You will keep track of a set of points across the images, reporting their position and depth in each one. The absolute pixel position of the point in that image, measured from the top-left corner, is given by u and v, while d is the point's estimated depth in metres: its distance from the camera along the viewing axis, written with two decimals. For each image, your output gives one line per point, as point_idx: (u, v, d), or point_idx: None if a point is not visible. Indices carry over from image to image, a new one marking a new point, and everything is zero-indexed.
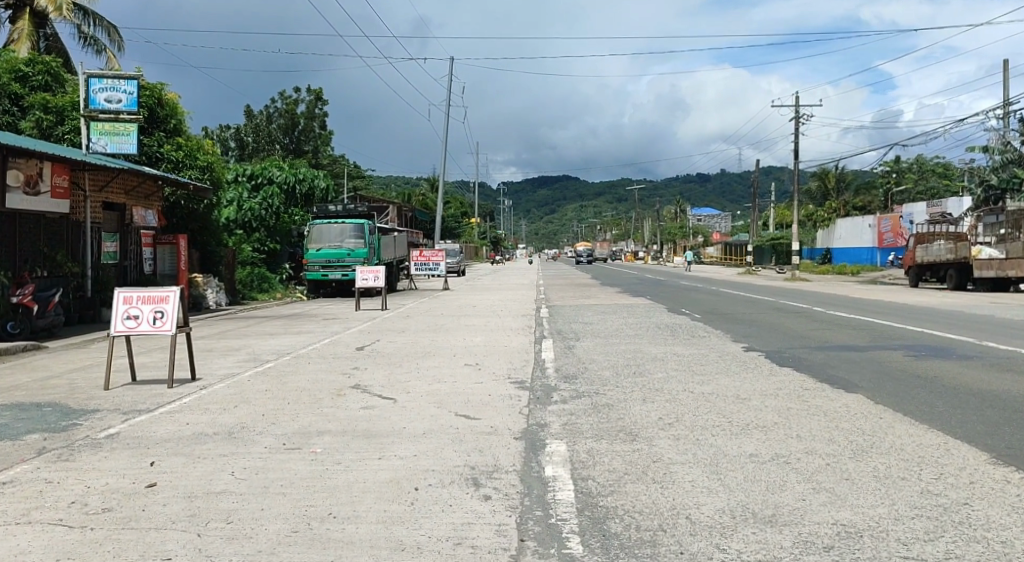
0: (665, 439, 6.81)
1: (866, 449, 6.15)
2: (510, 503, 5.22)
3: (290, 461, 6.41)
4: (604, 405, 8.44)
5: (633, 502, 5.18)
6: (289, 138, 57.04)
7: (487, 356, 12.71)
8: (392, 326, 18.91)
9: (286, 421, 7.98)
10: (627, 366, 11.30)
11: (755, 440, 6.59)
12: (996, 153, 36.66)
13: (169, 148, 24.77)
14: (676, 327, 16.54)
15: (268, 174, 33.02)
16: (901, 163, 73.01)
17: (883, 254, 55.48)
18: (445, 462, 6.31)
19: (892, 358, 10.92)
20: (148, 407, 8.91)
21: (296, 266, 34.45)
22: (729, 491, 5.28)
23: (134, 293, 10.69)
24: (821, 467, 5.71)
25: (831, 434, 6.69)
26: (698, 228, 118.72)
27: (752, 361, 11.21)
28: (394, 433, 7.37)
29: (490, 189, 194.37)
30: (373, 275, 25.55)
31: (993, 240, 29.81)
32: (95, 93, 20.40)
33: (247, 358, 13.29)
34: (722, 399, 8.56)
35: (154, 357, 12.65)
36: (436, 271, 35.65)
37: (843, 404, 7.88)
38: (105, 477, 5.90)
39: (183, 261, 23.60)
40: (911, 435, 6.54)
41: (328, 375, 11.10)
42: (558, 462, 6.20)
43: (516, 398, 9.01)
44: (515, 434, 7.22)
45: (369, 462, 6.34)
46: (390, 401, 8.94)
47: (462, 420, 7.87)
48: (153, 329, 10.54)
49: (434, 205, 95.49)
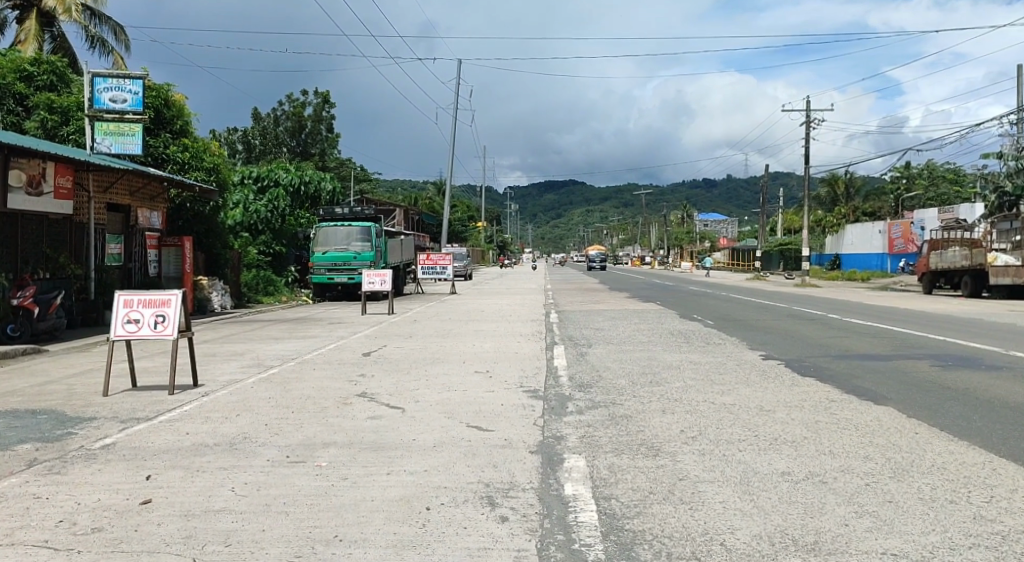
0: (689, 454, 6.44)
1: (907, 469, 5.76)
2: (529, 526, 4.86)
3: (294, 477, 6.05)
4: (621, 417, 8.07)
5: (662, 525, 4.81)
6: (297, 141, 56.99)
7: (498, 363, 12.35)
8: (398, 331, 18.50)
9: (290, 432, 7.63)
10: (643, 374, 10.91)
11: (787, 457, 6.21)
12: (1010, 160, 35.96)
13: (174, 149, 24.55)
14: (689, 334, 16.17)
15: (274, 176, 33.31)
16: (912, 168, 71.54)
17: (894, 260, 54.87)
18: (459, 478, 5.94)
19: (918, 368, 10.50)
20: (149, 415, 8.57)
21: (303, 268, 34.07)
22: (765, 515, 4.90)
23: (134, 296, 10.37)
24: (861, 488, 5.33)
25: (865, 451, 6.28)
26: (705, 234, 118.26)
27: (772, 371, 10.81)
28: (403, 446, 7.02)
29: (495, 193, 194.19)
30: (380, 278, 25.19)
31: (1008, 246, 29.34)
32: (100, 93, 20.16)
33: (252, 363, 12.94)
34: (745, 410, 8.18)
35: (155, 362, 12.30)
36: (443, 274, 35.30)
37: (873, 418, 7.51)
38: (97, 493, 5.56)
39: (189, 263, 23.27)
40: (952, 453, 6.15)
41: (333, 382, 10.73)
42: (577, 480, 5.84)
43: (529, 408, 8.66)
44: (530, 447, 6.87)
45: (377, 478, 5.98)
46: (398, 411, 8.60)
47: (474, 432, 7.52)
48: (154, 333, 10.20)
49: (439, 209, 95.48)
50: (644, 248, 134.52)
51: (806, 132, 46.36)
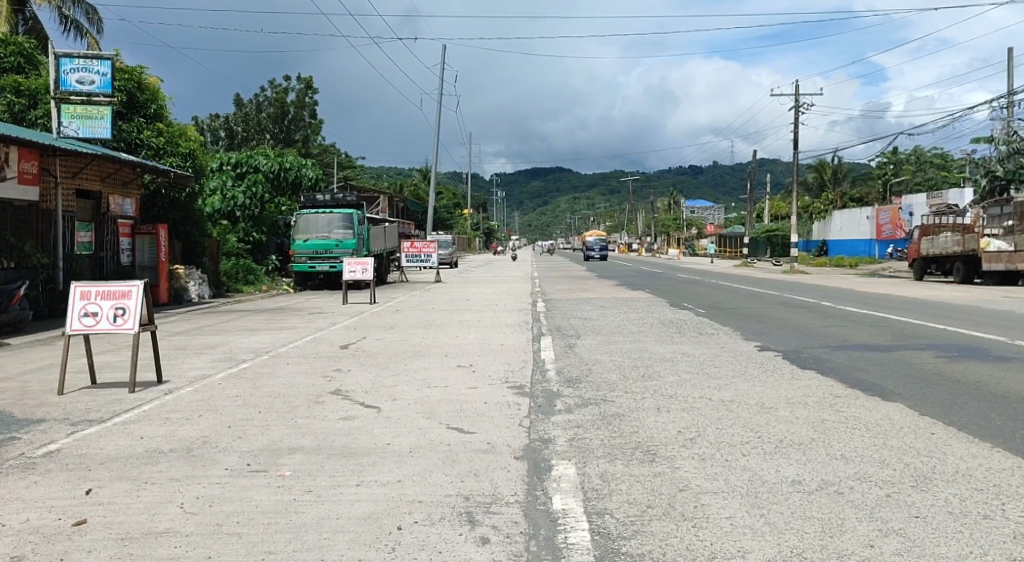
0: (688, 459, 5.90)
1: (929, 476, 5.23)
2: (513, 550, 4.28)
3: (251, 490, 5.43)
4: (614, 416, 7.48)
5: (662, 547, 4.24)
6: (279, 127, 55.83)
7: (482, 356, 11.81)
8: (379, 321, 17.86)
9: (254, 435, 7.03)
10: (635, 368, 10.35)
11: (795, 463, 5.66)
12: (1001, 143, 35.82)
13: (148, 134, 23.70)
14: (681, 323, 15.64)
15: (253, 163, 32.45)
16: (900, 154, 71.10)
17: (882, 246, 54.65)
18: (435, 490, 5.35)
19: (923, 360, 10.00)
20: (103, 417, 7.91)
21: (283, 257, 33.23)
22: (778, 534, 4.34)
23: (92, 287, 9.66)
24: (881, 501, 4.79)
25: (881, 455, 5.76)
26: (692, 219, 118.28)
27: (771, 364, 10.28)
28: (377, 451, 6.43)
29: (482, 181, 193.41)
30: (361, 267, 24.41)
31: (1000, 231, 29.08)
32: (66, 74, 19.26)
33: (221, 357, 12.26)
34: (746, 408, 7.63)
35: (118, 357, 11.64)
36: (427, 262, 34.55)
37: (883, 416, 7.00)
38: (24, 513, 4.93)
39: (164, 252, 22.18)
40: (976, 457, 5.62)
41: (307, 378, 10.11)
42: (566, 491, 5.27)
43: (515, 407, 8.08)
44: (515, 452, 6.30)
45: (345, 491, 5.37)
46: (373, 411, 8.01)
47: (455, 435, 6.93)
48: (113, 328, 9.52)
49: (426, 196, 94.74)
50: (630, 236, 134.50)
51: (796, 116, 46.08)
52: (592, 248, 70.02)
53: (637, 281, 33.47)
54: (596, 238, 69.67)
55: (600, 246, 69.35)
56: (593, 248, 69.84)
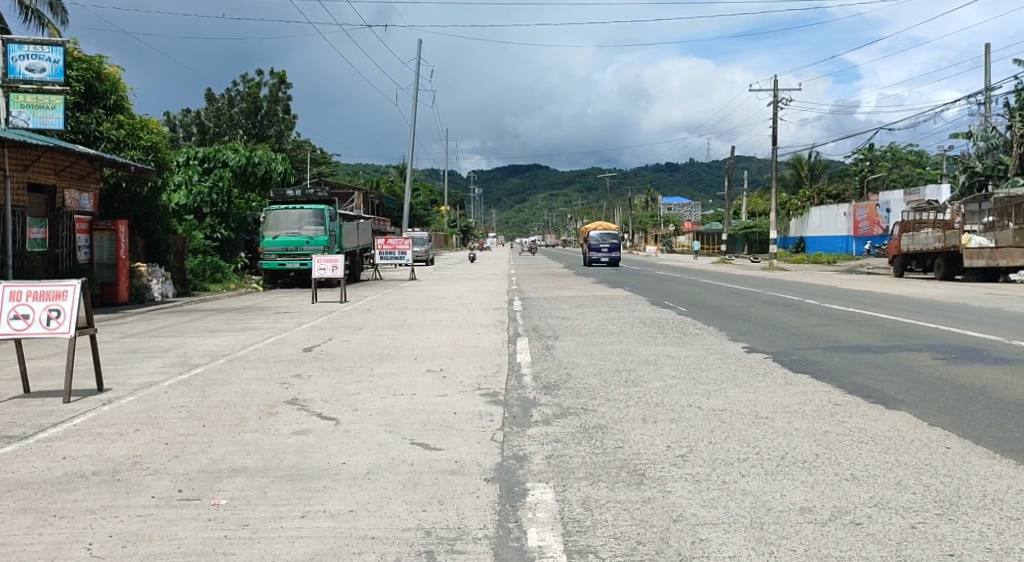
0: (681, 482, 5.20)
1: (955, 502, 4.58)
2: None
3: (177, 524, 4.66)
4: (595, 428, 6.79)
5: None
6: (252, 122, 54.36)
7: (454, 359, 11.10)
8: (348, 321, 17.06)
9: (194, 454, 6.25)
10: (616, 372, 9.66)
11: (801, 485, 5.01)
12: (980, 140, 35.87)
13: (108, 126, 22.57)
14: (663, 323, 15.02)
15: (221, 157, 31.41)
16: (875, 151, 71.31)
17: (860, 243, 54.62)
18: (391, 522, 4.63)
19: (921, 362, 9.43)
20: (25, 432, 7.07)
21: (253, 255, 32.30)
22: None
23: (22, 287, 8.77)
24: (906, 534, 4.14)
25: (895, 474, 5.14)
26: (669, 215, 118.64)
27: (761, 368, 9.63)
28: (329, 473, 5.69)
29: (458, 178, 192.12)
30: (331, 265, 23.44)
31: (980, 228, 29.20)
32: (15, 61, 18.00)
33: (174, 361, 11.39)
34: (738, 419, 6.99)
35: (57, 363, 10.69)
36: (402, 260, 33.46)
37: (890, 427, 6.39)
38: None
39: (124, 249, 21.08)
40: (1002, 478, 4.99)
41: (262, 385, 9.29)
42: (544, 523, 4.56)
43: (487, 418, 7.34)
44: (485, 473, 5.59)
45: (285, 526, 4.61)
46: (329, 423, 7.25)
47: (420, 452, 6.20)
48: (46, 332, 8.67)
49: (401, 192, 93.71)
50: None
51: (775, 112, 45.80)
52: (598, 247, 55.21)
53: (621, 281, 30.87)
54: (600, 234, 54.88)
55: (608, 243, 54.07)
56: (599, 246, 55.01)
